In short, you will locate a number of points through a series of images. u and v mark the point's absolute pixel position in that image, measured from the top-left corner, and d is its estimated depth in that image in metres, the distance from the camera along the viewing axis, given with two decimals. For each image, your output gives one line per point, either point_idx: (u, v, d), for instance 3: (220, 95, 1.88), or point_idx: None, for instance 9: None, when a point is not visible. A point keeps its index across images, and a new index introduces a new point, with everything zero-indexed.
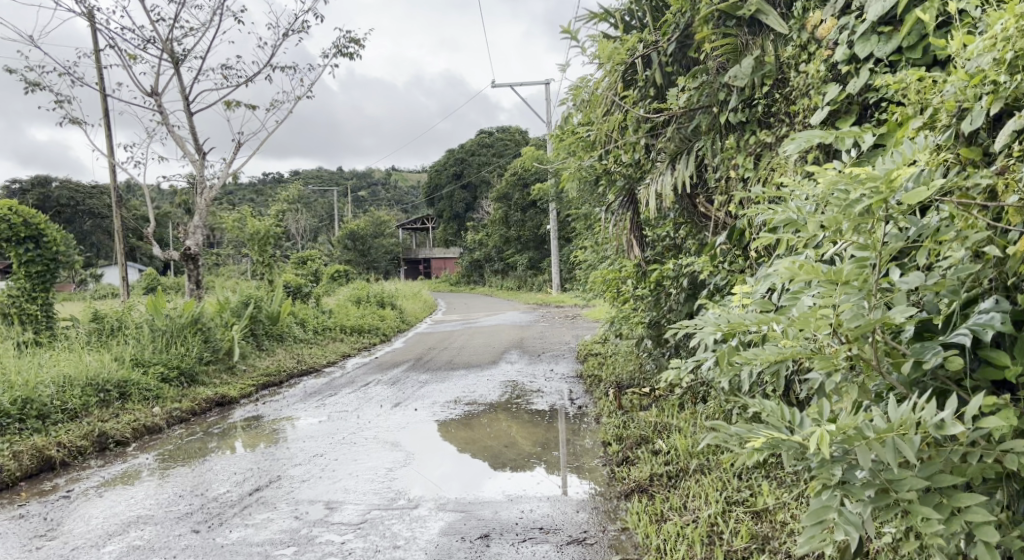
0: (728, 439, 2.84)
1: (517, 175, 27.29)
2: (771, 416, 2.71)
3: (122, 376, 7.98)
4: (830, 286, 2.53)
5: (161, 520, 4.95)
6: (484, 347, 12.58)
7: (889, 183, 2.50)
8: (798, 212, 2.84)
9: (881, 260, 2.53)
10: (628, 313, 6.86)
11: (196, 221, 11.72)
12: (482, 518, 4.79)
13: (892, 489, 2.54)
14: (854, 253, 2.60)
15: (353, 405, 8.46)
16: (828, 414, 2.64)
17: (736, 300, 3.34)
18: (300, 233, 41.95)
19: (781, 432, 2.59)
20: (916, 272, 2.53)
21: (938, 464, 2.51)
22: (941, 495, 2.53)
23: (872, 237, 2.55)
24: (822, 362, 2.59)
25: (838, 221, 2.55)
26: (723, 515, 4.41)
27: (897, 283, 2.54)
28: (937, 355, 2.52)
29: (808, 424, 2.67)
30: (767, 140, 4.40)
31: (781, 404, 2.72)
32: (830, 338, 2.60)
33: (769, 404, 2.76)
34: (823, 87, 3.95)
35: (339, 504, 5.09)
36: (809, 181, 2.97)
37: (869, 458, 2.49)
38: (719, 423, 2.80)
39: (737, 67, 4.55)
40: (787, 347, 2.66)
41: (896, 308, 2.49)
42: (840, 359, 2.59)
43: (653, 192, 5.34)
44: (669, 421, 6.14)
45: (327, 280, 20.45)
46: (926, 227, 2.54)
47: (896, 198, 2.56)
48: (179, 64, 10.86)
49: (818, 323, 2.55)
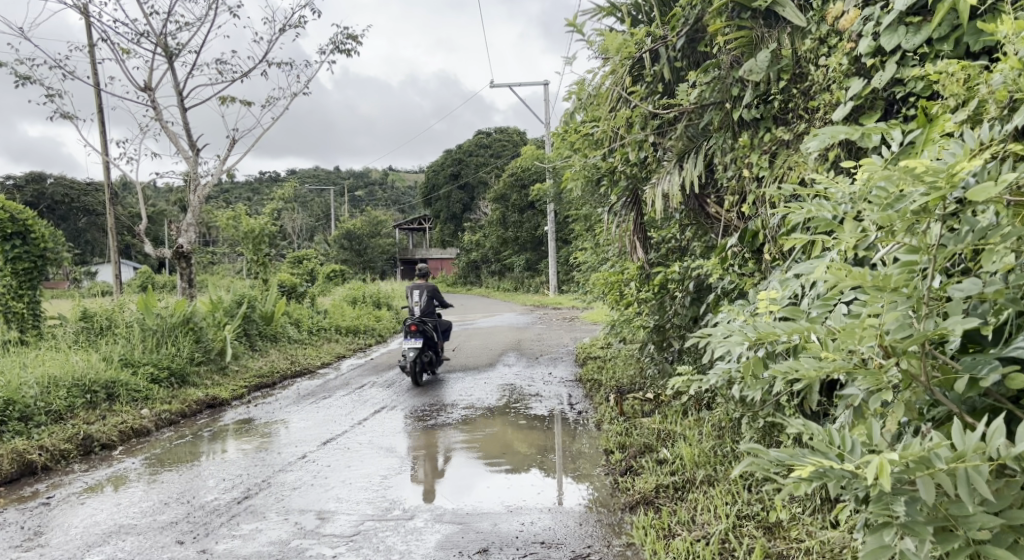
0: (764, 463, 2.63)
1: (516, 176, 27.12)
2: (818, 441, 2.49)
3: (110, 376, 7.77)
4: (876, 294, 2.34)
5: (144, 530, 4.73)
6: (479, 350, 12.26)
7: (951, 179, 2.27)
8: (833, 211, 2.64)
9: (935, 264, 2.30)
10: (631, 316, 6.65)
11: (189, 218, 11.50)
12: (481, 531, 4.57)
13: (960, 527, 2.33)
14: (902, 256, 2.38)
15: (347, 408, 8.24)
16: (879, 439, 2.43)
17: (761, 307, 3.11)
18: (296, 233, 41.75)
19: (831, 461, 2.37)
20: (972, 278, 2.33)
21: (1009, 497, 2.31)
22: (1016, 534, 2.32)
23: (924, 239, 2.34)
24: (868, 378, 2.40)
25: (890, 221, 2.35)
26: (735, 530, 4.21)
27: (950, 290, 2.33)
28: (995, 371, 2.30)
29: (860, 452, 2.44)
30: (784, 137, 4.19)
31: (830, 428, 2.50)
32: (874, 351, 2.41)
33: (817, 429, 2.56)
34: (847, 81, 3.74)
35: (331, 514, 4.87)
36: (844, 177, 2.75)
37: (933, 492, 2.27)
38: (757, 448, 2.58)
39: (752, 61, 4.30)
40: (829, 362, 2.46)
41: (950, 319, 2.30)
42: (886, 375, 2.40)
43: (659, 192, 5.09)
44: (673, 428, 5.93)
45: (323, 279, 20.28)
46: (983, 226, 2.30)
47: (954, 194, 2.33)
48: (173, 58, 10.70)
49: (863, 334, 2.36)
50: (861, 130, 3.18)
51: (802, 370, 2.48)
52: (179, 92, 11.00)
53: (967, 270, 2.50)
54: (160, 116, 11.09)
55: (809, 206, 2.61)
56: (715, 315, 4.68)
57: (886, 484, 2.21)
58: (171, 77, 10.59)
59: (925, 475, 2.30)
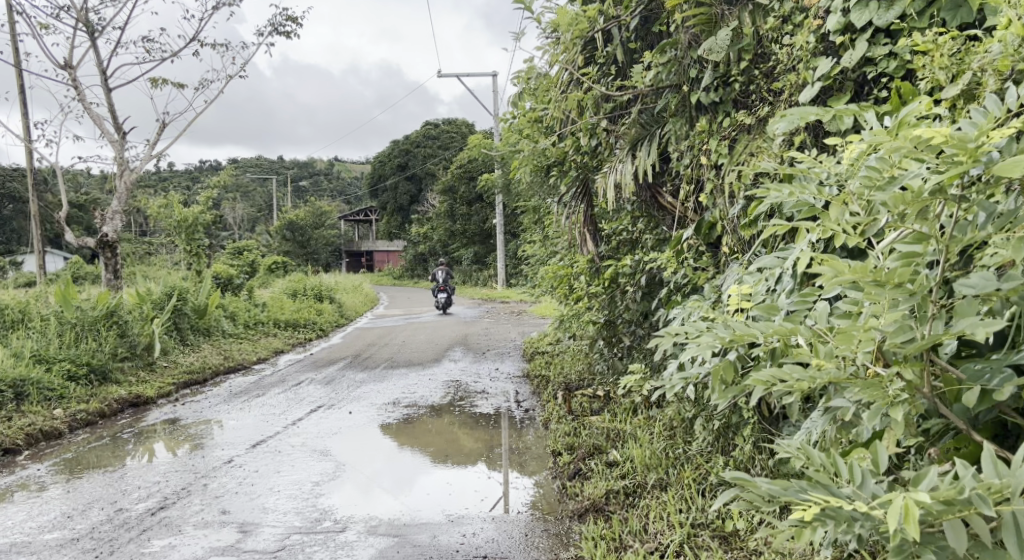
0: (749, 494, 2.35)
1: (463, 167, 26.66)
2: (821, 473, 2.22)
3: (20, 374, 7.27)
4: (876, 292, 2.13)
5: (39, 549, 4.29)
6: (440, 330, 13.63)
7: (974, 153, 2.04)
8: (815, 195, 2.47)
9: (945, 255, 2.11)
10: (580, 312, 6.33)
11: (115, 206, 10.93)
12: (418, 545, 4.23)
13: None
14: (902, 247, 2.17)
15: (281, 407, 7.82)
16: (886, 465, 2.20)
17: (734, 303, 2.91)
18: (236, 222, 40.74)
19: (837, 499, 2.09)
20: (983, 273, 2.11)
21: None
22: None
23: (933, 226, 2.14)
24: (866, 388, 2.21)
25: (899, 205, 2.13)
26: (689, 541, 3.94)
27: (958, 287, 2.11)
28: (1007, 382, 2.10)
29: (872, 487, 2.17)
30: (745, 121, 3.85)
31: (838, 457, 2.23)
32: (867, 358, 2.26)
33: (818, 455, 2.29)
34: (814, 60, 3.38)
35: (254, 527, 4.49)
36: (828, 155, 2.58)
37: (961, 536, 2.01)
38: (744, 479, 2.31)
39: (711, 39, 3.93)
40: (822, 371, 2.28)
41: (961, 321, 2.09)
42: (886, 386, 2.21)
43: (611, 182, 4.81)
44: (623, 427, 5.61)
45: (264, 271, 19.72)
46: (1003, 211, 2.10)
47: (973, 170, 2.11)
48: (95, 35, 10.18)
49: (863, 339, 2.18)
50: (831, 112, 2.90)
51: (792, 381, 2.28)
52: (102, 72, 10.51)
53: (966, 263, 2.30)
54: (82, 97, 10.58)
55: (795, 185, 2.44)
56: (668, 310, 4.35)
57: (915, 532, 1.95)
58: (94, 56, 10.08)
59: (957, 517, 2.04)
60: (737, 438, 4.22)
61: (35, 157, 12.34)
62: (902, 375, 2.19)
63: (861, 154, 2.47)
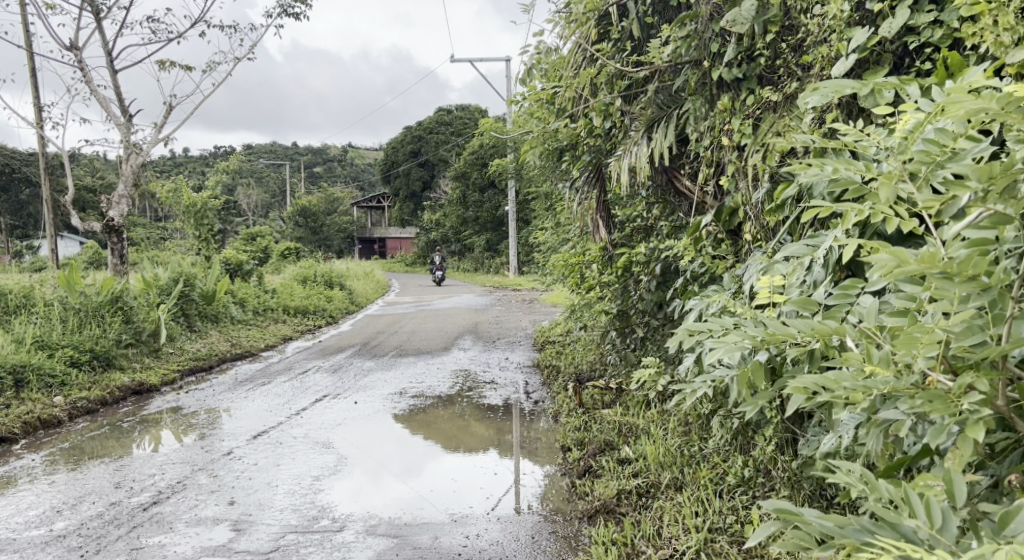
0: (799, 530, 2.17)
1: (475, 153, 26.38)
2: (889, 512, 2.04)
3: (19, 359, 7.08)
4: (943, 284, 1.96)
5: (23, 546, 4.11)
6: (451, 317, 13.46)
7: None
8: (865, 174, 2.26)
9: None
10: (591, 302, 6.09)
11: (121, 190, 10.73)
12: (419, 547, 4.01)
13: None
14: (972, 234, 1.99)
15: (285, 396, 7.61)
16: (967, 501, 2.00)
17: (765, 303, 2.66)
18: (250, 208, 40.69)
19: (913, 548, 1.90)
20: None
21: None
22: None
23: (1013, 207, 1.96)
24: (936, 403, 2.02)
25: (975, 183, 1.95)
26: (706, 547, 3.71)
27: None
28: None
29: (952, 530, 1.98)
30: (771, 98, 3.58)
31: (911, 494, 2.04)
32: (930, 365, 2.07)
33: (883, 488, 2.11)
34: (848, 30, 3.09)
35: (249, 525, 4.28)
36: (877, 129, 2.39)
37: None
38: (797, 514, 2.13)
39: (735, 10, 3.62)
40: (877, 379, 2.11)
41: None
42: (958, 401, 2.01)
43: (625, 165, 4.55)
44: (635, 422, 5.36)
45: (277, 257, 19.60)
46: None
47: None
48: (101, 16, 9.97)
49: (927, 342, 2.02)
50: (872, 85, 2.66)
51: (844, 392, 2.12)
52: (108, 53, 10.33)
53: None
54: (88, 79, 10.40)
55: (841, 162, 2.24)
56: (685, 302, 4.11)
57: None
58: (100, 37, 9.89)
59: None
60: (758, 435, 3.96)
61: (46, 141, 12.17)
62: (975, 386, 2.02)
63: (916, 128, 2.28)
